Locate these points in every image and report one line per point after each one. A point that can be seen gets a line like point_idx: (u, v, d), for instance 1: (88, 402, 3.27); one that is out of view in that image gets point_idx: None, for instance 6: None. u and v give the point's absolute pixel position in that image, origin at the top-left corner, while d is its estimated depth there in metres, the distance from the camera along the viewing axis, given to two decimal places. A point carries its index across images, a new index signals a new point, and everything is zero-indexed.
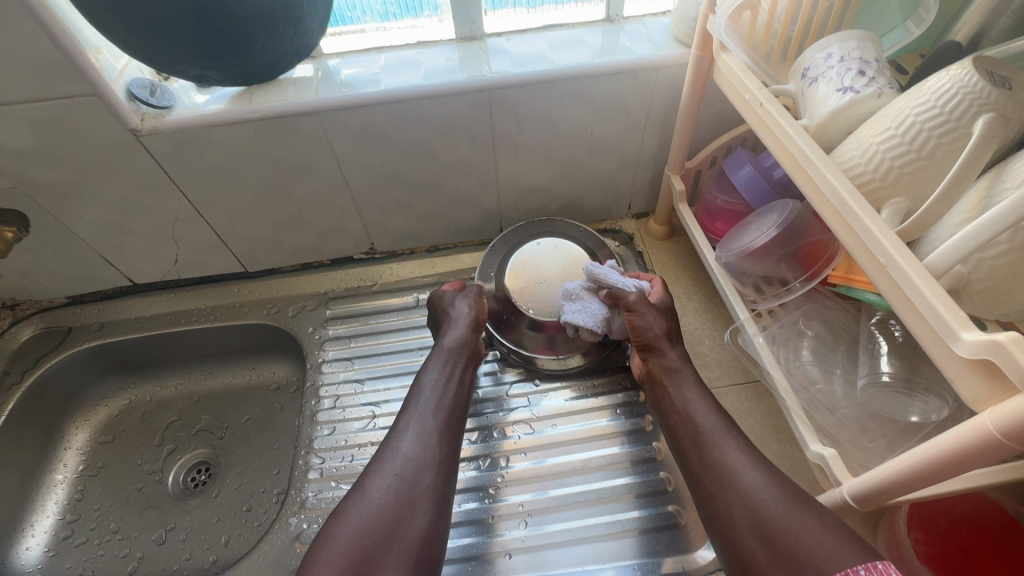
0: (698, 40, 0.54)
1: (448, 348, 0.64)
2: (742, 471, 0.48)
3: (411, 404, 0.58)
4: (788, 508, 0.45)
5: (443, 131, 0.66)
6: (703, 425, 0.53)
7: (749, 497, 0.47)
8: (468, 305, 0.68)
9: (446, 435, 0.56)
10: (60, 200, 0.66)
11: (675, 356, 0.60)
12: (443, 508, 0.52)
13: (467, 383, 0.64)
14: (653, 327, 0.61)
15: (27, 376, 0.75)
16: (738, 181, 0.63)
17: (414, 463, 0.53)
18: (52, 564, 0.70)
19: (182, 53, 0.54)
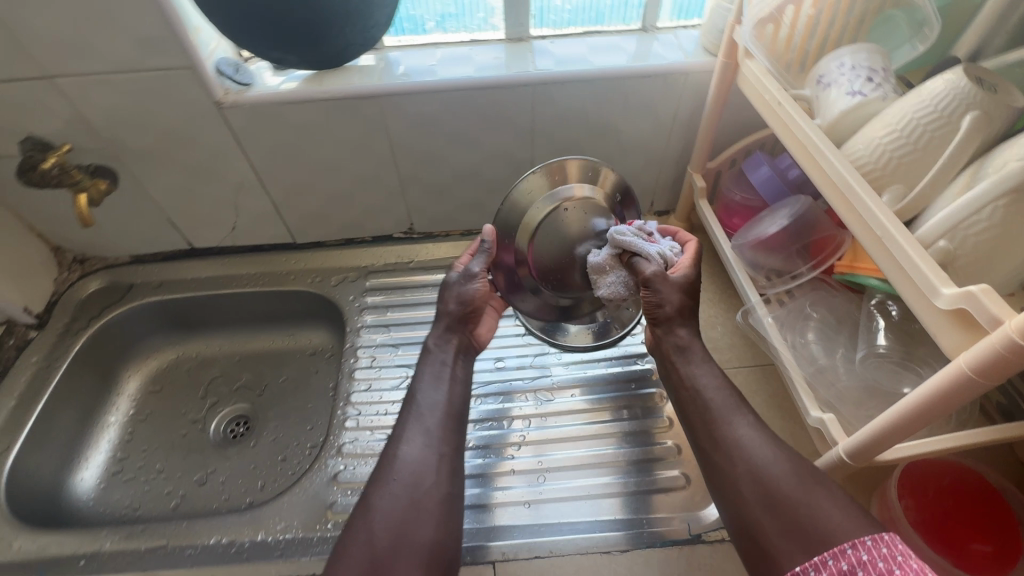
0: (725, 48, 0.61)
1: (433, 351, 0.63)
2: (750, 441, 0.52)
3: (409, 412, 0.57)
4: (797, 472, 0.49)
5: (488, 120, 0.73)
6: (711, 397, 0.57)
7: (755, 463, 0.50)
8: (468, 295, 0.65)
9: (448, 437, 0.56)
10: (142, 162, 0.73)
11: (683, 334, 0.61)
12: (452, 508, 0.52)
13: (462, 379, 0.62)
14: (668, 302, 0.60)
15: (92, 324, 0.83)
16: (756, 179, 0.69)
17: (418, 470, 0.53)
18: (103, 494, 0.76)
19: (271, 32, 0.62)
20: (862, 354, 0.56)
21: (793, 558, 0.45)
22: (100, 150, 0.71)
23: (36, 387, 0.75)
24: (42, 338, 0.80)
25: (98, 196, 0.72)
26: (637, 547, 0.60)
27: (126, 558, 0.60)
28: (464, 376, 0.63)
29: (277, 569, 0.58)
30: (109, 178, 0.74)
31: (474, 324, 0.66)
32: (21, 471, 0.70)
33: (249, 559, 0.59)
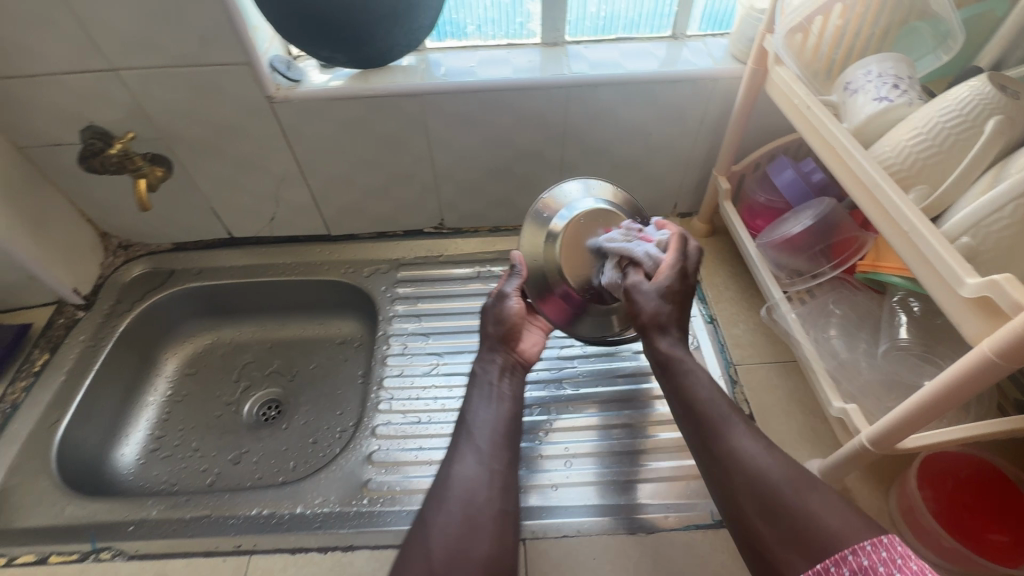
0: (755, 55, 0.65)
1: (479, 373, 0.65)
2: (746, 444, 0.50)
3: (461, 435, 0.59)
4: (795, 478, 0.46)
5: (523, 120, 0.76)
6: (706, 398, 0.54)
7: (752, 467, 0.48)
8: (507, 318, 0.67)
9: (499, 454, 0.57)
10: (193, 152, 0.77)
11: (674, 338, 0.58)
12: (509, 522, 0.52)
13: (513, 396, 0.64)
14: (648, 310, 0.58)
15: (136, 307, 0.86)
16: (781, 182, 0.72)
17: (472, 486, 0.54)
18: (142, 469, 0.79)
19: (324, 32, 0.66)
20: (884, 348, 0.59)
21: (797, 569, 0.43)
22: (155, 140, 0.75)
23: (83, 364, 0.79)
24: (90, 318, 0.83)
25: (155, 183, 0.76)
26: (663, 530, 0.61)
27: (172, 525, 0.63)
28: (512, 393, 0.64)
29: (317, 540, 0.61)
30: (165, 164, 0.77)
31: (516, 344, 0.68)
32: (69, 443, 0.73)
33: (290, 529, 0.62)
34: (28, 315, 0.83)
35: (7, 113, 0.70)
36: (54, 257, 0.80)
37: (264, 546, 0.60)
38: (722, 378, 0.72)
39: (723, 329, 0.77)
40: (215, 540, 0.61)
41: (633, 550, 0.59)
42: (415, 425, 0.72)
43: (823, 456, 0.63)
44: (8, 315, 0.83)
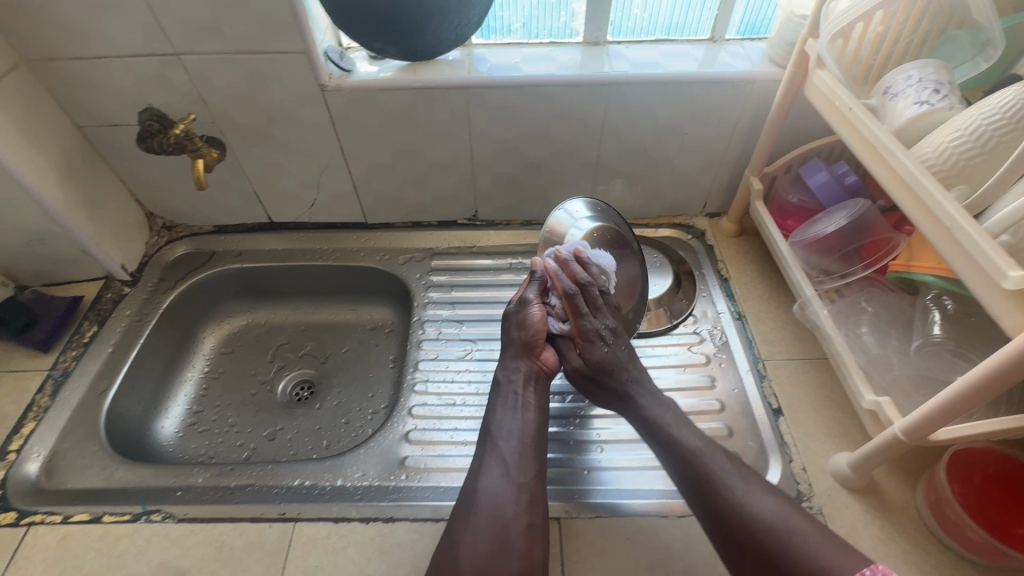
0: (796, 58, 0.67)
1: (504, 382, 0.65)
2: (737, 495, 0.51)
3: (486, 447, 0.59)
4: (787, 525, 0.48)
5: (563, 116, 0.79)
6: (695, 451, 0.56)
7: (749, 517, 0.50)
8: (528, 324, 0.68)
9: (526, 466, 0.57)
10: (245, 136, 0.80)
11: (643, 397, 0.63)
12: (536, 537, 0.53)
13: (538, 404, 0.64)
14: (598, 389, 0.66)
15: (179, 285, 0.89)
16: (814, 184, 0.74)
17: (498, 501, 0.54)
18: (181, 442, 0.82)
19: (379, 25, 0.69)
20: (917, 344, 0.61)
21: None
22: (209, 123, 0.78)
23: (129, 337, 0.81)
24: (135, 294, 0.86)
25: (211, 164, 0.78)
26: (693, 514, 0.62)
27: (217, 492, 0.65)
28: (539, 401, 0.64)
29: (358, 510, 0.62)
30: (217, 146, 0.81)
31: (538, 350, 0.67)
32: (115, 412, 0.76)
33: (331, 500, 0.64)
34: (76, 289, 0.86)
35: (73, 92, 0.73)
36: (105, 233, 0.83)
37: (308, 514, 0.61)
38: (750, 373, 0.74)
39: (751, 326, 0.79)
40: (260, 507, 0.62)
41: (668, 532, 0.60)
42: (450, 407, 0.74)
43: (851, 450, 0.65)
44: (57, 288, 0.86)
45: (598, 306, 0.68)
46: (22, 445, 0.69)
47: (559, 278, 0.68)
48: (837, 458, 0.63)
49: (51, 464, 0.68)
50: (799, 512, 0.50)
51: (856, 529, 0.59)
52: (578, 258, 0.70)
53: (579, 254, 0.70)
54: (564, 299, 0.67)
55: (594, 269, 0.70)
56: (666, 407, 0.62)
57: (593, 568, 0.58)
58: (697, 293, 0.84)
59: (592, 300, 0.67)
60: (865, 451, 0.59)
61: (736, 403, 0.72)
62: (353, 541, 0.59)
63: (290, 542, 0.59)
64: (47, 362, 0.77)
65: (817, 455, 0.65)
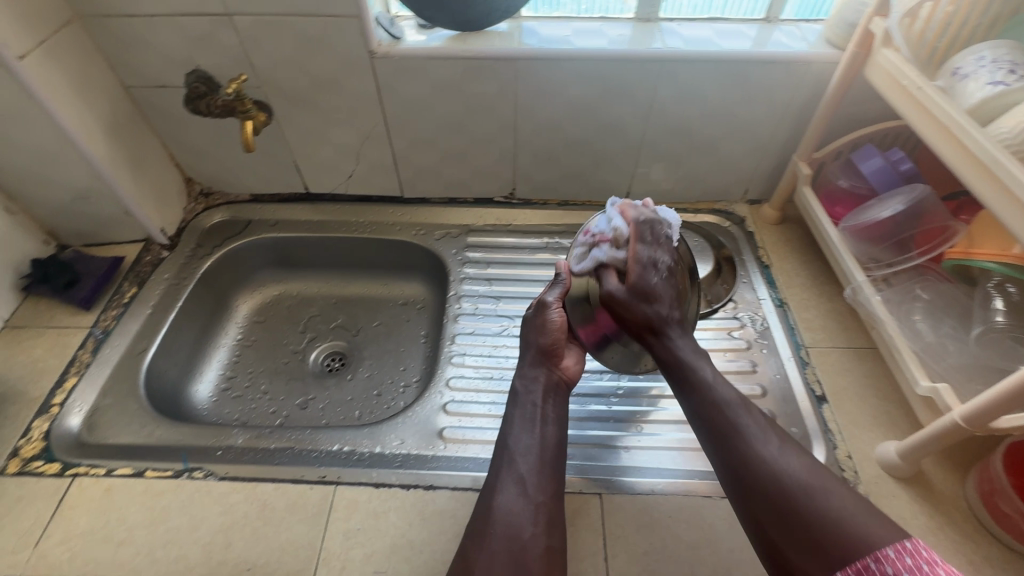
0: (859, 37, 0.65)
1: (522, 393, 0.62)
2: (766, 451, 0.49)
3: (502, 460, 0.56)
4: (815, 484, 0.46)
5: (612, 93, 0.77)
6: (726, 403, 0.53)
7: (776, 473, 0.47)
8: (547, 334, 0.64)
9: (544, 485, 0.54)
10: (290, 103, 0.80)
11: (677, 338, 0.58)
12: (554, 563, 0.50)
13: (557, 417, 0.61)
14: (636, 314, 0.58)
15: (217, 251, 0.89)
16: (867, 169, 0.73)
17: (517, 522, 0.51)
18: (214, 406, 0.81)
19: None
20: (976, 332, 0.59)
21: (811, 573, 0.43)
22: (255, 87, 0.78)
23: (167, 300, 0.81)
24: (173, 258, 0.86)
25: (258, 127, 0.79)
26: None
27: (257, 453, 0.65)
28: (557, 414, 0.61)
29: (397, 477, 0.62)
30: (267, 112, 0.80)
31: (557, 358, 0.64)
32: (153, 372, 0.76)
33: (371, 466, 0.63)
34: (116, 250, 0.86)
35: (123, 51, 0.73)
36: (147, 195, 0.83)
37: (348, 479, 0.62)
38: (792, 359, 0.73)
39: (794, 313, 0.78)
40: (300, 469, 0.63)
41: (711, 512, 0.59)
42: (488, 381, 0.74)
43: (898, 438, 0.64)
44: (98, 249, 0.86)
45: (657, 241, 0.62)
46: (64, 399, 0.69)
47: (627, 206, 0.63)
48: (884, 447, 0.62)
49: (93, 419, 0.68)
50: (831, 476, 0.47)
51: (903, 517, 0.58)
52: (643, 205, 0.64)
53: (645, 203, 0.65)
54: (630, 224, 0.61)
55: (659, 215, 0.64)
56: (698, 352, 0.58)
57: (636, 544, 0.57)
58: (738, 278, 0.83)
59: (657, 235, 0.62)
60: (916, 439, 0.57)
61: (778, 389, 0.70)
62: (394, 507, 0.59)
63: (332, 504, 0.59)
64: (90, 320, 0.77)
65: (862, 443, 0.64)
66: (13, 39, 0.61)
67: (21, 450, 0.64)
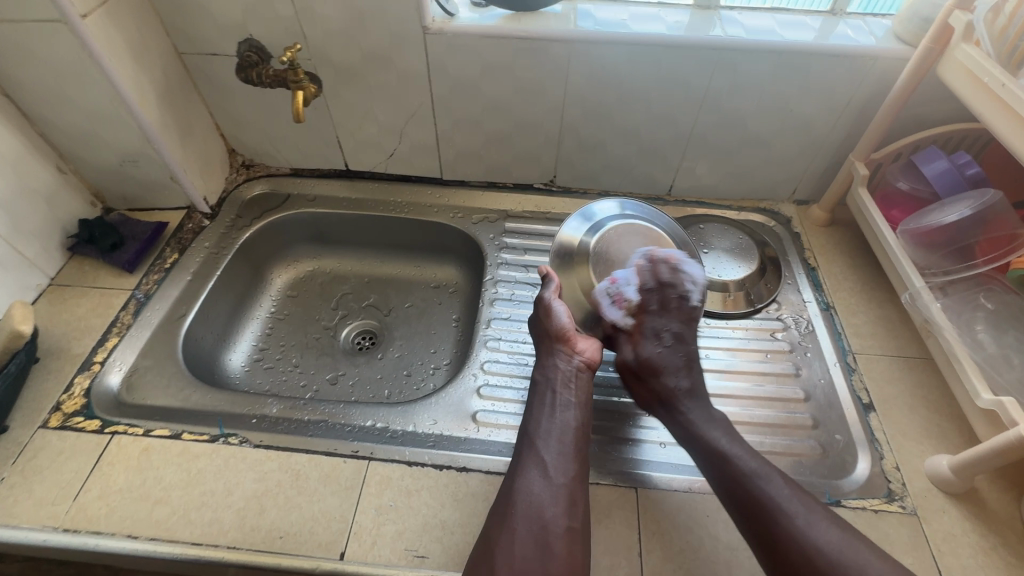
0: (934, 32, 0.62)
1: (542, 380, 0.62)
2: (797, 523, 0.47)
3: (526, 443, 0.56)
4: (851, 557, 0.45)
5: (665, 81, 0.75)
6: (751, 473, 0.51)
7: (812, 548, 0.45)
8: (554, 319, 0.65)
9: (566, 466, 0.54)
10: (338, 77, 0.79)
11: (692, 409, 0.58)
12: (576, 542, 0.49)
13: (582, 402, 0.60)
14: (643, 391, 0.62)
15: (256, 222, 0.89)
16: (931, 172, 0.69)
17: (537, 502, 0.51)
18: (248, 375, 0.82)
19: None
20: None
21: None
22: (305, 59, 0.77)
23: (207, 267, 0.82)
24: (214, 227, 0.87)
25: (309, 99, 0.78)
26: None
27: (290, 424, 0.65)
28: (584, 400, 0.60)
29: (430, 457, 0.61)
30: (316, 84, 0.79)
31: (572, 343, 0.64)
32: (191, 338, 0.77)
33: (403, 444, 0.63)
34: (159, 216, 0.87)
35: (179, 17, 0.73)
36: (192, 163, 0.83)
37: (381, 455, 0.61)
38: (838, 365, 0.71)
39: (841, 318, 0.76)
40: (334, 442, 0.62)
41: None
42: (523, 367, 0.73)
43: (950, 452, 0.61)
44: (142, 214, 0.87)
45: (671, 306, 0.66)
46: (105, 358, 0.70)
47: (655, 269, 0.67)
48: (936, 460, 0.59)
49: (132, 379, 0.69)
50: (866, 547, 0.46)
51: (953, 534, 0.56)
52: (665, 262, 0.68)
53: (666, 259, 0.68)
54: (642, 292, 0.66)
55: (681, 275, 0.67)
56: (717, 420, 0.57)
57: (671, 541, 0.56)
58: (782, 279, 0.81)
59: (666, 300, 0.65)
60: (972, 454, 0.55)
61: (822, 395, 0.68)
62: (427, 486, 0.59)
63: (364, 479, 0.59)
64: (131, 283, 0.78)
65: (910, 454, 0.62)
66: None
67: (63, 405, 0.65)
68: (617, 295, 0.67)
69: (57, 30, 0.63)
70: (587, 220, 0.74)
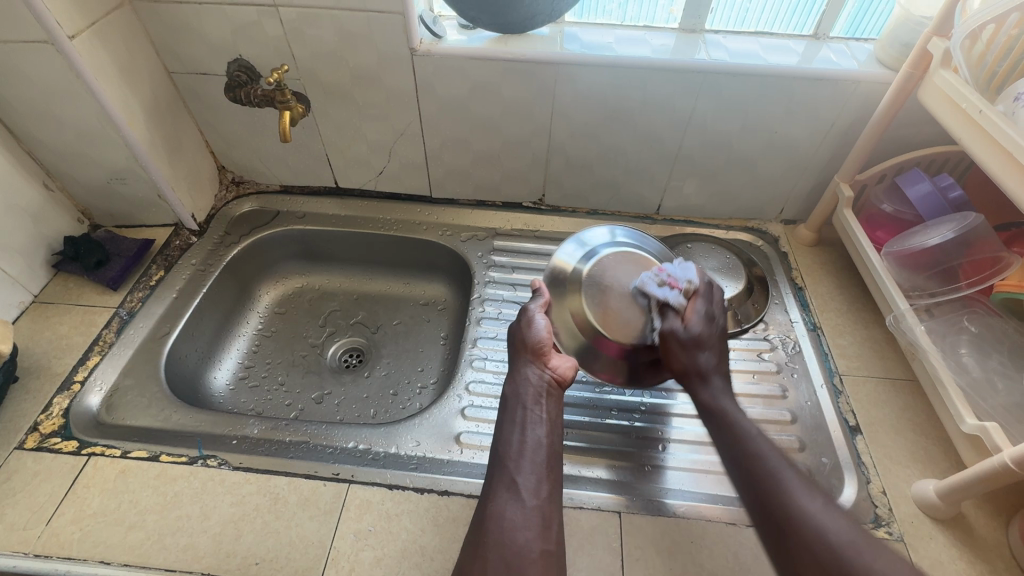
0: (914, 57, 0.63)
1: (512, 396, 0.61)
2: (807, 505, 0.45)
3: (497, 466, 0.55)
4: (856, 542, 0.41)
5: (650, 103, 0.76)
6: (764, 453, 0.50)
7: (818, 529, 0.43)
8: (532, 330, 0.64)
9: (538, 488, 0.53)
10: (327, 97, 0.80)
11: (719, 386, 0.57)
12: (550, 566, 0.48)
13: (552, 418, 0.59)
14: (682, 359, 0.59)
15: (244, 239, 0.89)
16: (914, 194, 0.70)
17: (510, 526, 0.49)
18: (232, 394, 0.81)
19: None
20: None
21: None
22: (294, 79, 0.78)
23: (193, 284, 0.82)
24: (202, 244, 0.87)
25: (296, 119, 0.79)
26: None
27: (271, 445, 0.64)
28: (553, 415, 0.60)
29: (412, 480, 0.60)
30: (304, 103, 0.80)
31: (546, 358, 0.63)
32: (174, 356, 0.76)
33: (385, 466, 0.62)
34: (147, 233, 0.87)
35: (170, 37, 0.74)
36: (180, 180, 0.83)
37: (362, 478, 0.60)
38: (825, 387, 0.70)
39: (828, 339, 0.75)
40: (314, 464, 0.62)
41: (736, 541, 0.57)
42: None
43: (936, 476, 0.61)
44: (129, 231, 0.87)
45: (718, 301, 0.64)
46: (86, 377, 0.69)
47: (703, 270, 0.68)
48: (922, 485, 0.59)
49: (112, 399, 0.68)
50: (874, 539, 0.42)
51: (940, 561, 0.55)
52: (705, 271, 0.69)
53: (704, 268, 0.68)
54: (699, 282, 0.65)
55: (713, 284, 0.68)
56: (738, 405, 0.56)
57: (655, 567, 0.55)
58: (770, 299, 0.81)
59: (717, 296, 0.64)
60: (957, 480, 0.54)
61: (809, 417, 0.68)
62: (407, 510, 0.58)
63: (343, 503, 0.58)
64: (115, 301, 0.78)
65: (897, 479, 0.61)
66: (66, 18, 0.62)
67: (41, 426, 0.64)
68: (669, 279, 0.64)
69: (44, 49, 0.63)
70: (579, 246, 0.70)
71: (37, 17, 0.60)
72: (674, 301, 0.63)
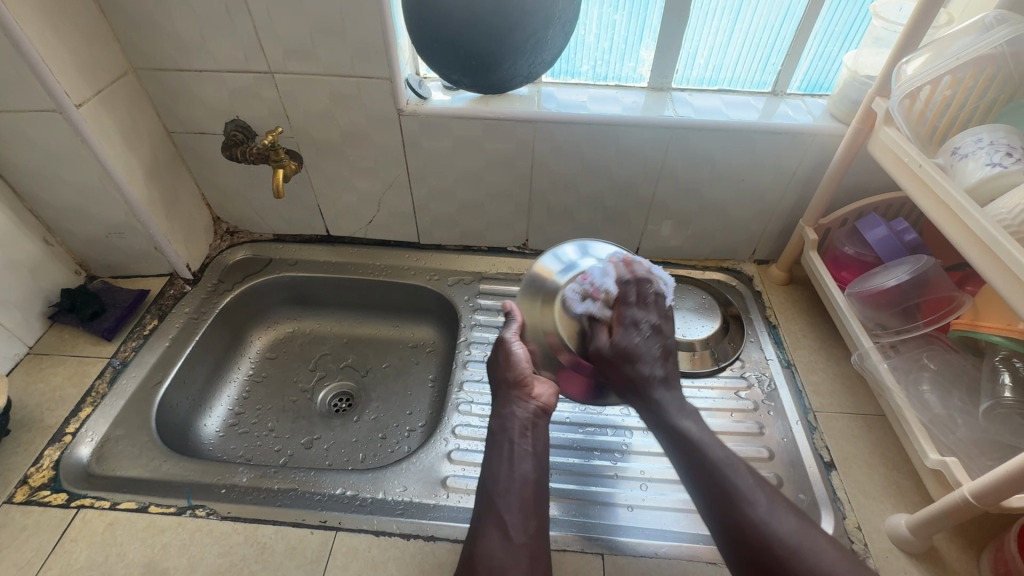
0: (861, 115, 0.68)
1: (500, 428, 0.62)
2: (754, 507, 0.48)
3: (487, 502, 0.56)
4: (807, 544, 0.46)
5: (624, 156, 0.81)
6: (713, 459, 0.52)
7: (772, 536, 0.46)
8: (513, 366, 0.65)
9: (525, 525, 0.54)
10: (319, 153, 0.84)
11: (663, 396, 0.57)
12: None
13: (540, 452, 0.61)
14: (616, 376, 0.59)
15: (237, 287, 0.92)
16: (872, 238, 0.74)
17: (499, 567, 0.50)
18: (220, 442, 0.82)
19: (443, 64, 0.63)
20: (985, 407, 0.60)
21: None
22: (289, 137, 0.82)
23: (186, 333, 0.84)
24: (195, 293, 0.89)
25: (289, 175, 0.81)
26: None
27: (261, 493, 0.65)
28: (539, 448, 0.61)
29: (398, 526, 0.62)
30: (297, 160, 0.84)
31: (527, 388, 0.65)
32: (165, 404, 0.77)
33: (372, 512, 0.63)
34: (142, 283, 0.89)
35: (170, 101, 0.79)
36: (176, 232, 0.87)
37: (349, 525, 0.61)
38: (800, 423, 0.72)
39: (801, 376, 0.78)
40: (302, 512, 0.63)
41: None
42: None
43: (908, 511, 0.63)
44: (125, 282, 0.90)
45: (646, 300, 0.62)
46: (77, 429, 0.70)
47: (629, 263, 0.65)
48: (894, 519, 0.61)
49: (103, 449, 0.69)
50: (819, 535, 0.47)
51: None
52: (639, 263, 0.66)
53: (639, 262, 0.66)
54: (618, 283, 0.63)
55: (653, 272, 0.65)
56: (688, 409, 0.56)
57: None
58: (745, 337, 0.84)
59: (643, 291, 0.62)
60: (925, 515, 0.56)
61: (786, 453, 0.70)
62: (394, 557, 0.59)
63: (331, 550, 0.59)
64: (109, 351, 0.80)
65: (872, 514, 0.63)
66: (75, 89, 0.67)
67: (31, 478, 0.65)
68: (591, 287, 0.64)
69: (54, 117, 0.67)
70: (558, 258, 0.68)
71: (49, 89, 0.64)
72: (591, 313, 0.63)
